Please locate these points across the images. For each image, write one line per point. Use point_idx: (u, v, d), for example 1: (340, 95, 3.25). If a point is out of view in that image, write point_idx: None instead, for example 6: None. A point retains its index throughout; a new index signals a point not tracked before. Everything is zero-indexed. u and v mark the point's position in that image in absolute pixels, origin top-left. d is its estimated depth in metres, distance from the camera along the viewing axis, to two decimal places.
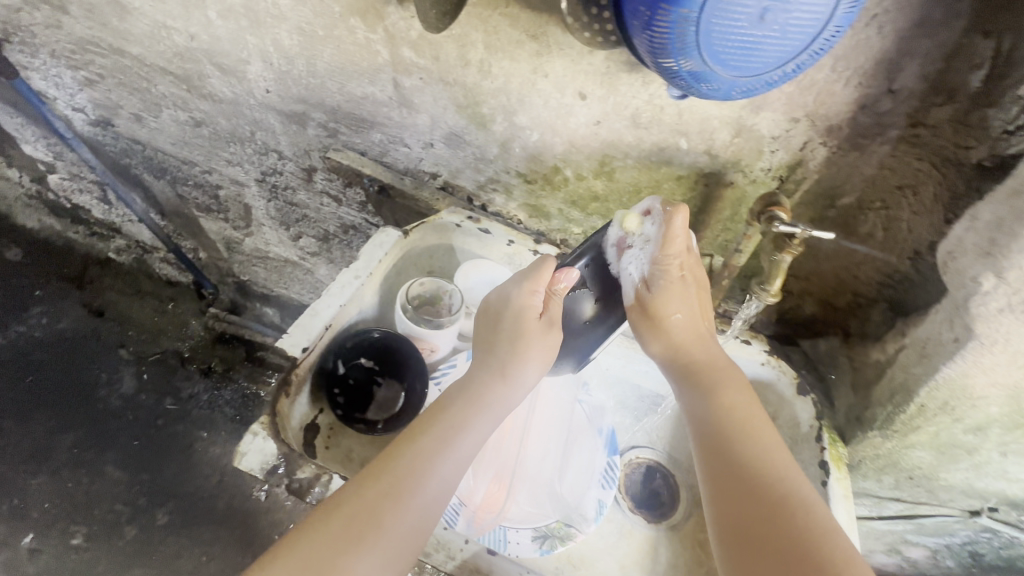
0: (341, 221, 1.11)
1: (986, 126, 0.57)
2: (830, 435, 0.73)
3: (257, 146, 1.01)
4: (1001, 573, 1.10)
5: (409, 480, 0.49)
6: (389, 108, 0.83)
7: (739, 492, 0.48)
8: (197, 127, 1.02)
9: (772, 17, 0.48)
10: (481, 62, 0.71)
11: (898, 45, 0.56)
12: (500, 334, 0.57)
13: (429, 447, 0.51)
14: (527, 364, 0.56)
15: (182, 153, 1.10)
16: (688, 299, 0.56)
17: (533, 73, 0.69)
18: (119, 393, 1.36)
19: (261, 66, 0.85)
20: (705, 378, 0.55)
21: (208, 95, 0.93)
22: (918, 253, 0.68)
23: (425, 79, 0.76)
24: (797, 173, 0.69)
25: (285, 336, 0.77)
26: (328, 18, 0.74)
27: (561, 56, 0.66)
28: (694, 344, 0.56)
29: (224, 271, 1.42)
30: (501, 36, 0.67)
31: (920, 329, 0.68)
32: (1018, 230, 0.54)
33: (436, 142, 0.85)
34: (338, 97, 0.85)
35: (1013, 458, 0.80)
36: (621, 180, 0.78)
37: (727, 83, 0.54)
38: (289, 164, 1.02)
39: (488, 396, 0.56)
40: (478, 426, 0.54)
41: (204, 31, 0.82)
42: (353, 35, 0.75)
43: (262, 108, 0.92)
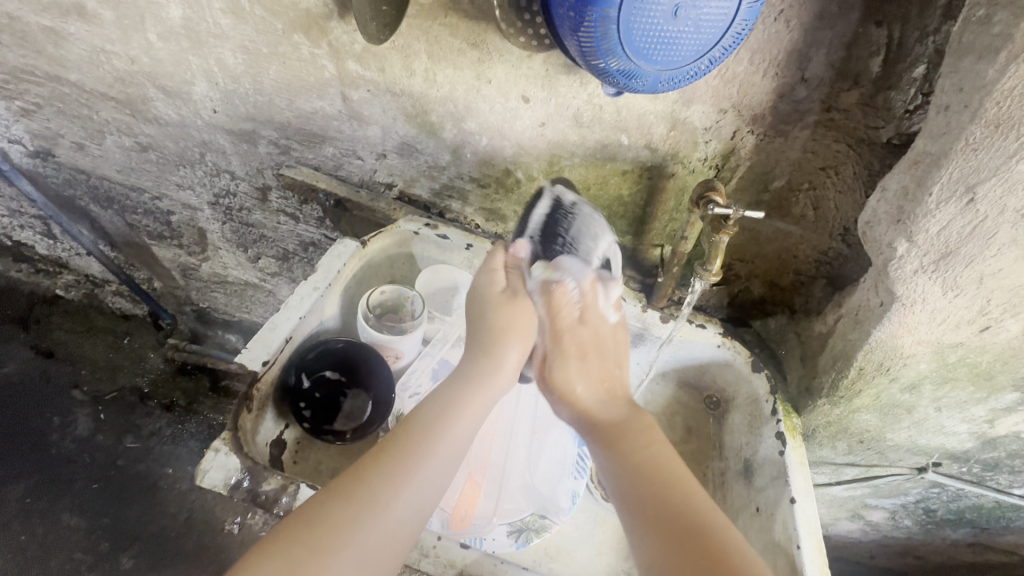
0: (300, 239, 1.11)
1: (890, 107, 0.63)
2: (784, 407, 0.77)
3: (207, 167, 1.00)
4: (955, 528, 1.17)
5: (406, 465, 0.46)
6: (340, 122, 0.85)
7: (659, 535, 0.44)
8: (143, 152, 1.00)
9: (685, 14, 0.52)
10: (426, 71, 0.73)
11: (805, 37, 0.61)
12: (483, 312, 0.56)
13: (424, 429, 0.49)
14: (511, 336, 0.55)
15: (129, 180, 1.08)
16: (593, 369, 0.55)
17: (477, 79, 0.72)
18: (73, 437, 1.30)
19: (206, 86, 0.85)
20: (617, 429, 0.51)
21: (152, 118, 0.93)
22: (847, 228, 0.74)
23: (373, 90, 0.78)
24: (731, 161, 0.74)
25: (243, 351, 0.75)
26: (272, 35, 0.75)
27: (501, 62, 0.69)
28: (603, 403, 0.54)
29: (181, 299, 1.39)
30: (442, 46, 0.70)
31: (854, 297, 0.73)
32: (921, 197, 0.59)
33: (389, 153, 0.87)
34: (287, 113, 0.86)
35: (947, 413, 0.86)
36: (570, 179, 0.81)
37: (654, 77, 0.58)
38: (242, 184, 1.01)
39: (484, 373, 0.53)
40: (476, 404, 0.52)
41: (145, 54, 0.82)
42: (298, 51, 0.76)
43: (210, 129, 0.92)
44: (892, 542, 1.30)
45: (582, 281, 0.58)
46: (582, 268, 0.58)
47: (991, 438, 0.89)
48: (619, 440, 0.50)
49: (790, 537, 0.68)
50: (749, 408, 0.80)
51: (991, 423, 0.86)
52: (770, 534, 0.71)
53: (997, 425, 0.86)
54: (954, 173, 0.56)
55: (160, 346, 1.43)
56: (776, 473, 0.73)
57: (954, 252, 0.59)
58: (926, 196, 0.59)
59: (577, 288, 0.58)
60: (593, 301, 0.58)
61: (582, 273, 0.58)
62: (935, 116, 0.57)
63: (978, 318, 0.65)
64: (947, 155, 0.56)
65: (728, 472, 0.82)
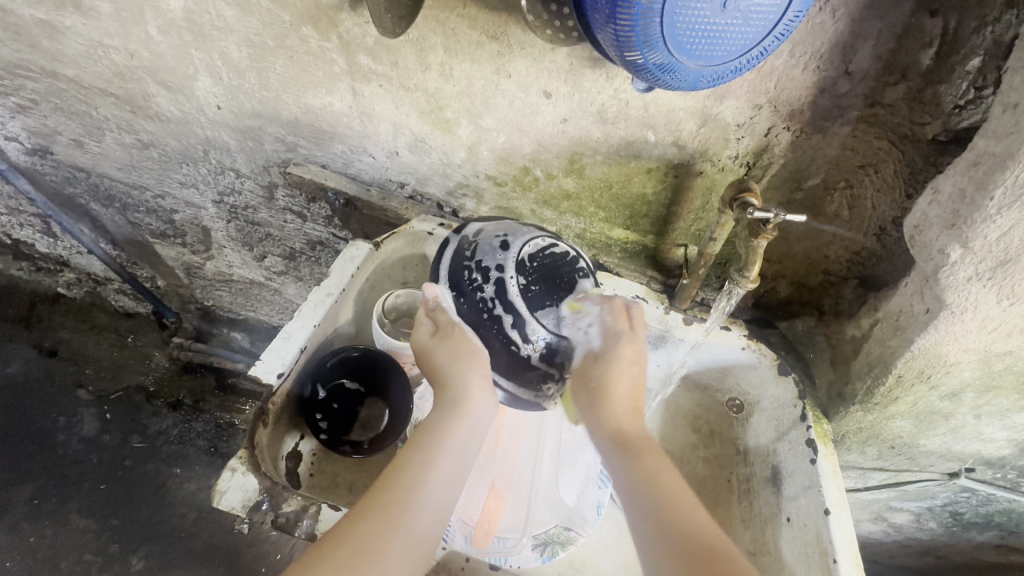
0: (307, 238, 1.07)
1: (939, 102, 0.59)
2: (815, 413, 0.73)
3: (211, 165, 0.96)
4: (980, 531, 1.15)
5: (397, 504, 0.45)
6: (350, 118, 0.80)
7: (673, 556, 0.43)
8: (145, 149, 0.96)
9: (734, 5, 0.48)
10: (442, 65, 0.69)
11: (851, 28, 0.57)
12: (434, 355, 0.52)
13: (412, 469, 0.47)
14: (468, 366, 0.50)
15: (131, 178, 1.04)
16: (629, 370, 0.52)
17: (496, 74, 0.68)
18: (80, 437, 1.28)
19: (210, 82, 0.81)
20: (636, 446, 0.50)
21: (154, 115, 0.88)
22: (883, 228, 0.70)
23: (385, 86, 0.74)
24: (763, 159, 0.70)
25: (258, 362, 0.72)
26: (279, 28, 0.71)
27: (523, 56, 0.65)
28: (629, 413, 0.51)
29: (185, 297, 1.35)
30: (460, 38, 0.65)
31: (893, 301, 0.69)
32: (979, 201, 0.55)
33: (401, 150, 0.83)
34: (295, 110, 0.82)
35: (986, 420, 0.83)
36: (592, 177, 0.77)
37: (694, 73, 0.54)
38: (248, 183, 0.97)
39: (458, 405, 0.50)
40: (460, 435, 0.49)
41: (145, 48, 0.77)
42: (306, 45, 0.72)
43: (214, 125, 0.88)
44: (914, 543, 1.28)
45: (515, 297, 0.49)
46: (505, 287, 0.49)
47: None
48: (640, 456, 0.49)
49: (825, 550, 0.65)
50: (777, 413, 0.77)
51: None
52: (802, 543, 0.68)
53: None
54: (1021, 176, 0.51)
55: (166, 344, 1.40)
56: (809, 483, 0.70)
57: (1014, 259, 0.56)
58: (987, 201, 0.54)
59: (510, 306, 0.49)
60: (547, 310, 0.49)
61: (508, 289, 0.49)
62: (1001, 114, 0.53)
63: None
64: (1012, 157, 0.52)
65: (754, 479, 0.79)
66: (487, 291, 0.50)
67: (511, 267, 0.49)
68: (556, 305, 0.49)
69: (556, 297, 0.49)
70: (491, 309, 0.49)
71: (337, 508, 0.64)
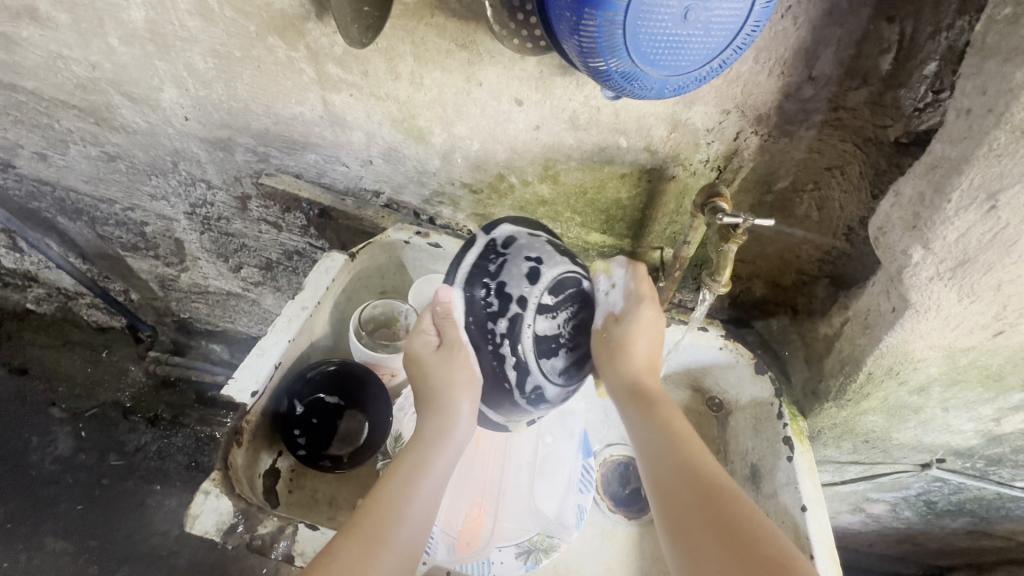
0: (283, 248, 1.05)
1: (899, 106, 0.60)
2: (791, 410, 0.75)
3: (181, 177, 0.94)
4: (954, 519, 1.18)
5: (374, 538, 0.41)
6: (321, 128, 0.79)
7: (685, 508, 0.40)
8: (111, 162, 0.93)
9: (694, 16, 0.48)
10: (412, 74, 0.68)
11: (812, 35, 0.58)
12: (427, 376, 0.48)
13: (387, 500, 0.43)
14: (460, 393, 0.47)
15: (98, 191, 1.01)
16: (653, 327, 0.49)
17: (467, 82, 0.68)
18: (54, 457, 1.24)
19: (176, 93, 0.79)
20: (650, 397, 0.47)
21: (119, 127, 0.86)
22: (850, 228, 0.72)
23: (356, 95, 0.73)
24: (734, 162, 0.71)
25: (231, 381, 0.71)
26: (245, 38, 0.69)
27: (493, 65, 0.65)
28: (645, 369, 0.48)
29: (160, 311, 1.32)
30: (430, 47, 0.65)
31: (861, 301, 0.72)
32: (938, 204, 0.57)
33: (375, 159, 0.82)
34: (265, 120, 0.80)
35: (954, 413, 0.85)
36: (566, 182, 0.78)
37: (658, 82, 0.54)
38: (220, 194, 0.96)
39: (441, 434, 0.47)
40: (440, 468, 0.46)
41: (106, 59, 0.75)
42: (274, 55, 0.71)
43: (182, 137, 0.86)
44: (891, 532, 1.31)
45: (527, 339, 0.46)
46: (521, 322, 0.46)
47: (999, 436, 0.88)
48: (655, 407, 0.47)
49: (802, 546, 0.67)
50: (753, 412, 0.78)
51: (997, 420, 0.85)
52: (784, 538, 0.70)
53: (1002, 423, 0.85)
54: (976, 178, 0.53)
55: (141, 358, 1.37)
56: (786, 480, 0.71)
57: (972, 259, 0.57)
58: (944, 202, 0.56)
59: (519, 345, 0.46)
60: (554, 355, 0.47)
61: (521, 327, 0.46)
62: (955, 119, 0.54)
63: (994, 321, 0.63)
64: (968, 161, 0.53)
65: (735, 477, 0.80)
66: (501, 324, 0.47)
67: (534, 304, 0.46)
68: (562, 354, 0.47)
69: (565, 346, 0.47)
70: (499, 343, 0.47)
71: (315, 527, 0.64)
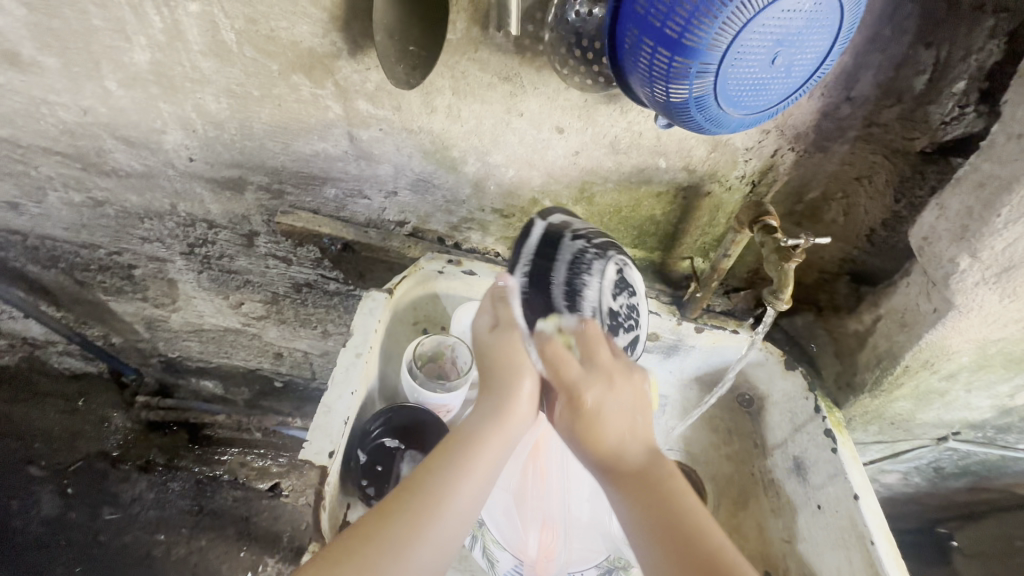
0: (291, 281, 0.98)
1: (927, 121, 0.63)
2: (826, 403, 0.74)
3: (179, 218, 0.87)
4: (965, 487, 1.22)
5: (425, 509, 0.44)
6: (345, 162, 0.75)
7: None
8: (98, 207, 0.86)
9: (781, 59, 0.48)
10: (450, 107, 0.66)
11: (854, 59, 0.61)
12: (489, 357, 0.52)
13: (445, 470, 0.47)
14: (522, 373, 0.51)
15: (78, 237, 0.94)
16: (621, 396, 0.49)
17: (507, 113, 0.66)
18: (39, 518, 1.21)
19: (181, 134, 0.72)
20: (639, 478, 0.46)
21: (109, 171, 0.79)
22: (872, 230, 0.74)
23: (386, 129, 0.69)
24: (768, 176, 0.72)
25: (303, 447, 0.66)
26: (266, 77, 0.64)
27: (536, 95, 0.64)
28: (632, 445, 0.48)
29: (144, 352, 1.25)
30: (471, 81, 0.63)
31: (895, 300, 0.72)
32: (988, 218, 0.58)
33: (401, 190, 0.78)
34: (281, 157, 0.75)
35: (976, 392, 0.91)
36: (601, 204, 0.77)
37: (736, 121, 0.54)
38: (223, 232, 0.89)
39: (500, 415, 0.50)
40: (492, 450, 0.49)
41: (101, 103, 0.69)
42: (297, 93, 0.66)
43: (185, 179, 0.79)
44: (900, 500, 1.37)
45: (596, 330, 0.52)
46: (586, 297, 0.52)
47: (1010, 407, 0.94)
48: (644, 489, 0.46)
49: (860, 532, 0.65)
50: (789, 414, 0.77)
51: (1012, 396, 0.92)
52: (836, 528, 0.68)
53: (1017, 396, 0.92)
54: None
55: (128, 405, 1.33)
56: (833, 471, 0.70)
57: (1018, 266, 0.59)
58: (994, 216, 0.57)
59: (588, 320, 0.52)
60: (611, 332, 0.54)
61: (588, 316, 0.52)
62: (1006, 143, 0.56)
63: None
64: (1019, 179, 0.55)
65: (775, 469, 0.79)
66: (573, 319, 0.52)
67: (595, 297, 0.53)
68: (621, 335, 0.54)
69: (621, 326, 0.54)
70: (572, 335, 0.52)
71: None
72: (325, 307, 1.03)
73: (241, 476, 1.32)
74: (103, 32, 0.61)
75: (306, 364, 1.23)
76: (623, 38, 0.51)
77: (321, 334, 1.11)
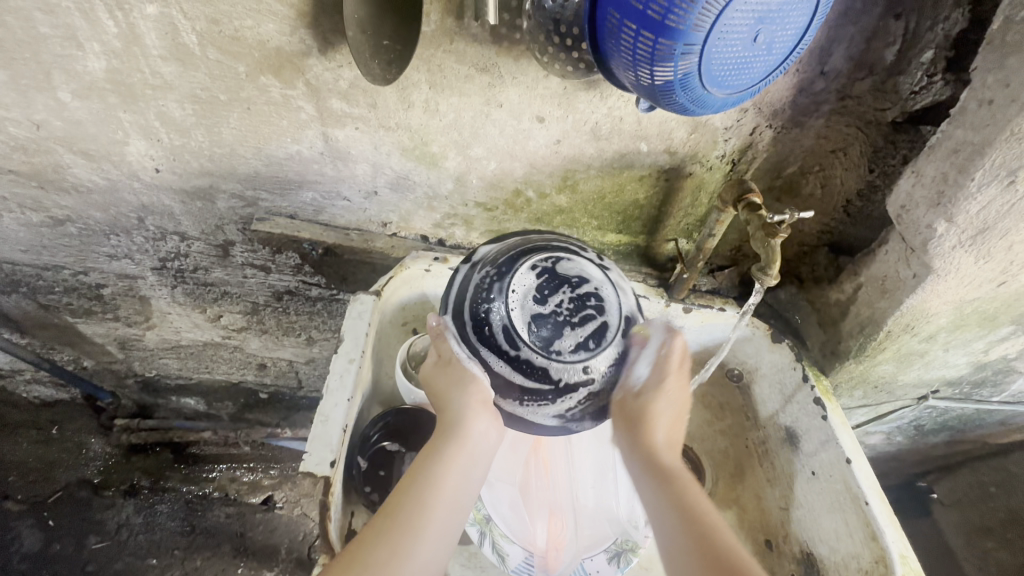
0: (271, 290, 0.95)
1: (898, 90, 0.64)
2: (813, 371, 0.75)
3: (148, 232, 0.83)
4: (946, 444, 1.23)
5: (403, 531, 0.48)
6: (321, 164, 0.72)
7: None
8: (59, 226, 0.82)
9: (763, 36, 0.47)
10: (427, 101, 0.64)
11: (828, 33, 0.61)
12: (437, 383, 0.53)
13: (415, 494, 0.50)
14: (469, 389, 0.51)
15: (40, 259, 0.89)
16: (676, 403, 0.54)
17: (486, 104, 0.64)
18: (22, 554, 1.16)
19: (145, 144, 0.69)
20: (670, 476, 0.51)
21: (69, 187, 0.75)
22: (848, 201, 0.75)
23: (363, 128, 0.67)
24: (748, 154, 0.73)
25: (303, 459, 0.63)
26: (232, 80, 0.61)
27: (515, 85, 0.62)
28: (667, 448, 0.53)
29: (120, 374, 1.20)
30: (448, 73, 0.61)
31: (874, 267, 0.73)
32: (963, 182, 0.59)
33: (381, 189, 0.76)
34: (254, 163, 0.72)
35: (953, 350, 0.88)
36: (585, 191, 0.76)
37: (720, 100, 0.53)
38: (196, 244, 0.86)
39: (458, 431, 0.51)
40: (459, 462, 0.51)
41: (55, 116, 0.65)
42: (267, 95, 0.63)
43: (152, 191, 0.76)
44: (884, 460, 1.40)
45: (533, 348, 0.48)
46: (500, 321, 0.49)
47: (986, 362, 0.94)
48: (673, 485, 0.51)
49: (855, 495, 0.66)
50: (779, 387, 0.78)
51: (986, 351, 0.90)
52: (831, 493, 0.70)
53: (990, 351, 0.90)
54: (998, 159, 0.55)
55: (106, 430, 1.29)
56: (824, 437, 0.71)
57: (991, 227, 0.60)
58: (968, 181, 0.58)
59: (517, 341, 0.48)
60: (559, 334, 0.48)
61: (519, 339, 0.48)
62: (977, 108, 0.56)
63: (1000, 274, 0.67)
64: (991, 145, 0.55)
65: (769, 440, 0.80)
66: (507, 351, 0.48)
67: (517, 313, 0.48)
68: (571, 334, 0.48)
69: (566, 326, 0.48)
70: (512, 364, 0.48)
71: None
72: (307, 314, 1.00)
73: (232, 492, 1.28)
74: (53, 40, 0.57)
75: (292, 373, 1.19)
76: (604, 21, 0.49)
77: (305, 342, 1.08)
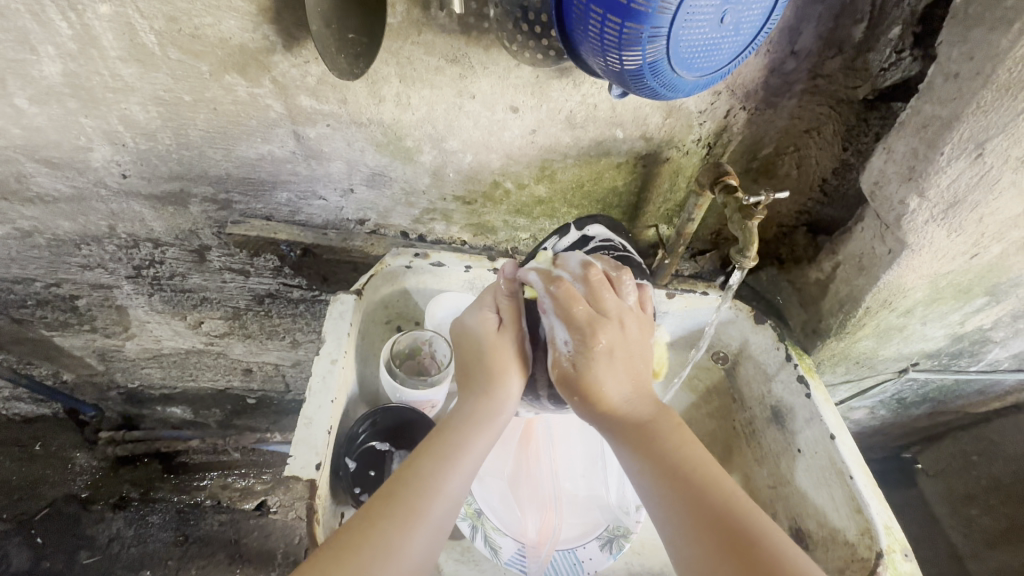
0: (252, 293, 0.94)
1: (868, 68, 0.64)
2: (796, 350, 0.76)
3: (120, 240, 0.81)
4: (931, 416, 1.25)
5: (414, 511, 0.44)
6: (294, 163, 0.71)
7: (701, 548, 0.41)
8: (27, 238, 0.79)
9: (730, 17, 0.47)
10: (398, 95, 0.63)
11: (796, 13, 0.61)
12: (476, 358, 0.53)
13: (429, 471, 0.46)
14: (509, 375, 0.52)
15: (8, 272, 0.86)
16: (620, 357, 0.49)
17: (458, 96, 0.63)
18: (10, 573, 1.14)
19: (110, 149, 0.67)
20: (642, 429, 0.47)
21: (34, 197, 0.72)
22: (825, 180, 0.75)
23: (334, 125, 0.66)
24: (723, 138, 0.72)
25: (288, 462, 0.62)
26: (196, 80, 0.59)
27: (487, 75, 0.61)
28: (632, 400, 0.48)
29: (102, 386, 1.18)
30: (418, 66, 0.60)
31: (852, 245, 0.73)
32: (932, 157, 0.59)
33: (357, 187, 0.75)
34: (224, 164, 0.70)
35: (931, 323, 0.89)
36: (563, 180, 0.76)
37: (691, 83, 0.53)
38: (171, 250, 0.83)
39: (490, 415, 0.50)
40: (478, 447, 0.49)
41: (13, 124, 0.62)
42: (232, 94, 0.61)
43: (120, 198, 0.74)
44: None
45: None
46: None
47: (963, 335, 0.95)
48: (647, 440, 0.46)
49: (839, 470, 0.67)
50: (763, 368, 0.79)
51: (963, 323, 0.91)
52: (817, 469, 0.70)
53: (967, 323, 0.92)
54: (965, 133, 0.55)
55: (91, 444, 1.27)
56: (808, 416, 0.72)
57: (962, 200, 0.60)
58: (938, 155, 0.58)
59: None
60: None
61: None
62: (943, 83, 0.56)
63: (972, 247, 0.68)
64: (958, 118, 0.55)
65: (756, 421, 0.81)
66: None
67: None
68: None
69: None
70: (551, 377, 0.55)
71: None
72: (290, 316, 0.99)
73: (224, 500, 1.27)
74: (4, 44, 0.54)
75: (279, 377, 1.18)
76: (570, 6, 0.49)
77: (290, 345, 1.07)
